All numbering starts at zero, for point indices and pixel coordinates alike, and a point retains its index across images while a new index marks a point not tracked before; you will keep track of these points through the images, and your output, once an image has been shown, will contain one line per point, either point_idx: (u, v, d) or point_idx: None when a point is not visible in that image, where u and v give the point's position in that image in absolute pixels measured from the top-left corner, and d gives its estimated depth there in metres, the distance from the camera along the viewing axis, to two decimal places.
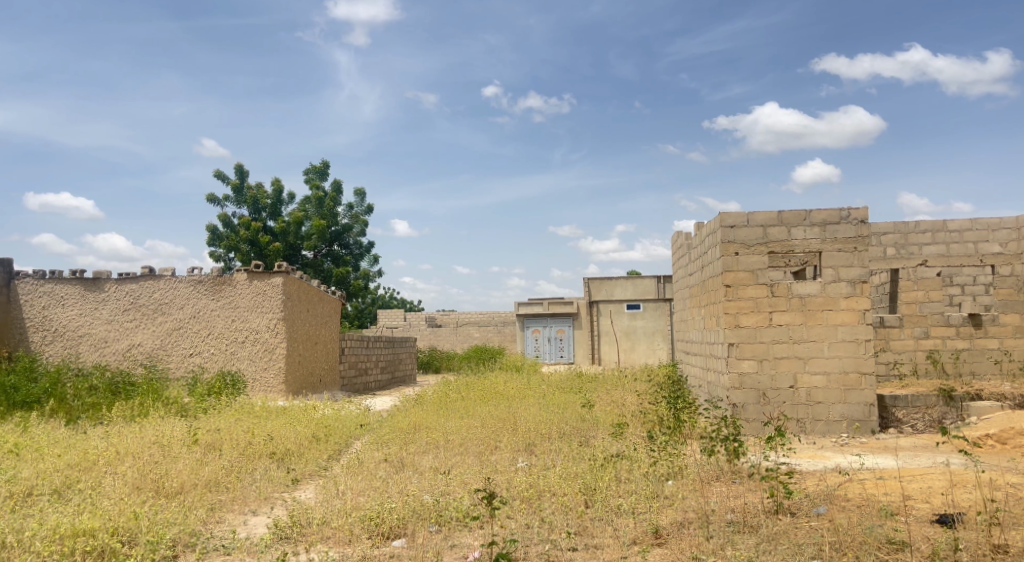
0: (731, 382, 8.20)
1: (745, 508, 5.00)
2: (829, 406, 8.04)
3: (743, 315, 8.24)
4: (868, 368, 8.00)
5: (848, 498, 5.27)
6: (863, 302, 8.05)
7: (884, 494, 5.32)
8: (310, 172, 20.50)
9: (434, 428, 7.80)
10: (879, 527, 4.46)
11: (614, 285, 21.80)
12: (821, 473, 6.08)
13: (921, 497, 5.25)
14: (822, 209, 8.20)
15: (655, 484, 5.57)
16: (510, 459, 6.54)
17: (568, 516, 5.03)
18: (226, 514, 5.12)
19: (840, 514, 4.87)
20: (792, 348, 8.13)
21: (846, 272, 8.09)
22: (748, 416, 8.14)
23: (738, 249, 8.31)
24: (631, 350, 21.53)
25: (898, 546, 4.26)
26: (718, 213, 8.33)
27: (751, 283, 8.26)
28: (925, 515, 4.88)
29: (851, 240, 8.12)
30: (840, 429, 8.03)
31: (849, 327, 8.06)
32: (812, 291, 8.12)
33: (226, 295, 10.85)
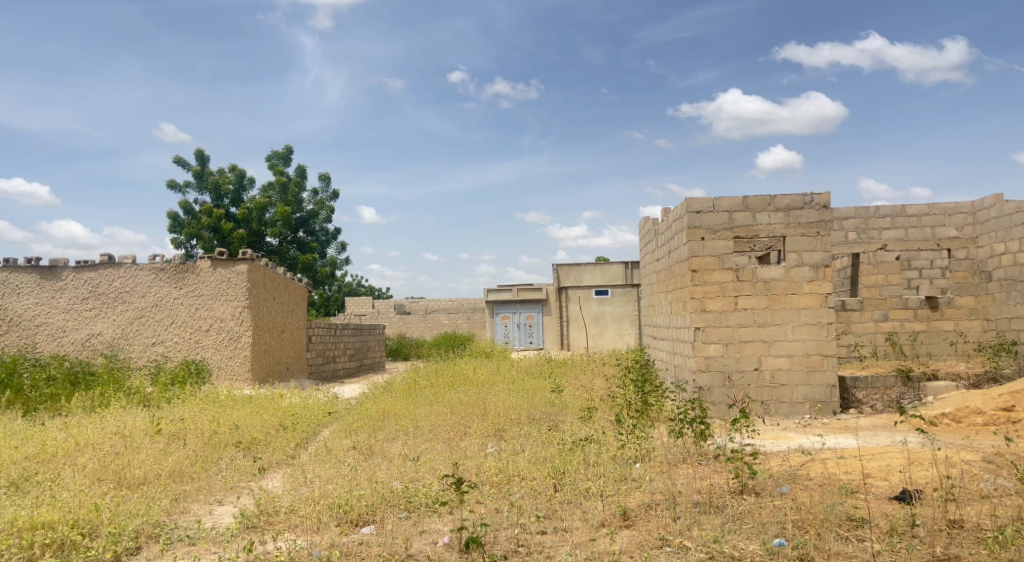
0: (697, 365, 8.31)
1: (711, 489, 5.08)
2: (792, 388, 8.20)
3: (709, 299, 8.35)
4: (830, 351, 8.16)
5: (811, 478, 5.38)
6: (826, 286, 8.20)
7: (845, 473, 5.44)
8: (273, 157, 20.18)
9: (403, 416, 7.77)
10: (840, 505, 4.57)
11: (584, 271, 21.88)
12: (784, 454, 6.20)
13: (880, 475, 5.39)
14: (786, 194, 8.31)
15: (623, 467, 5.62)
16: (479, 445, 6.55)
17: (537, 499, 5.06)
18: (190, 505, 5.04)
19: (802, 493, 4.98)
20: (756, 331, 8.26)
21: (809, 256, 8.23)
22: (714, 399, 8.27)
23: (704, 234, 8.40)
24: (599, 335, 21.76)
25: (857, 523, 4.37)
26: (685, 199, 8.41)
27: (717, 268, 8.37)
28: (884, 492, 5.01)
29: (813, 225, 8.25)
30: (803, 410, 8.20)
31: (811, 310, 8.21)
32: (776, 275, 8.26)
33: (189, 282, 10.65)
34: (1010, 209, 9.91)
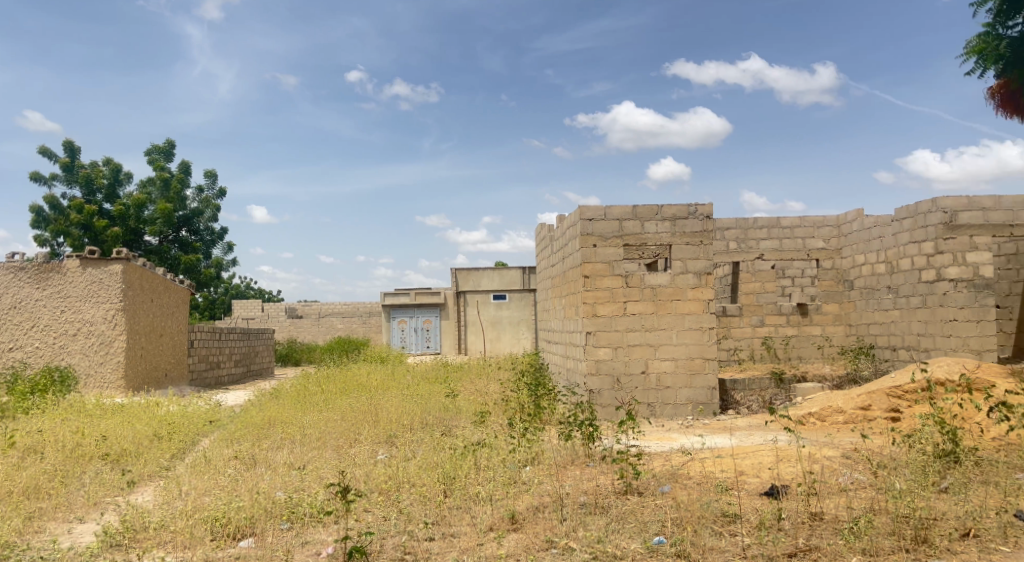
0: (588, 369, 8.50)
1: (596, 490, 5.20)
2: (676, 390, 8.53)
3: (600, 304, 8.56)
4: (711, 354, 8.54)
5: (690, 476, 5.61)
6: (708, 292, 8.58)
7: (721, 472, 5.71)
8: (152, 151, 19.09)
9: (290, 423, 7.51)
10: (715, 502, 4.79)
11: (482, 275, 21.92)
12: (667, 454, 6.43)
13: (752, 472, 5.69)
14: (672, 204, 8.65)
15: (513, 471, 5.66)
16: (369, 452, 6.43)
17: (426, 506, 5.01)
18: (47, 524, 4.67)
19: (681, 491, 5.18)
20: (644, 336, 8.54)
21: (693, 264, 8.60)
22: (603, 402, 8.48)
23: (596, 241, 8.61)
24: (496, 340, 21.88)
25: (730, 519, 4.59)
26: (578, 206, 8.59)
27: (608, 274, 8.59)
28: (755, 488, 5.29)
29: (697, 234, 8.62)
30: (686, 411, 8.54)
31: (695, 316, 8.57)
32: (663, 282, 8.58)
33: (54, 282, 9.91)
34: (870, 222, 10.72)
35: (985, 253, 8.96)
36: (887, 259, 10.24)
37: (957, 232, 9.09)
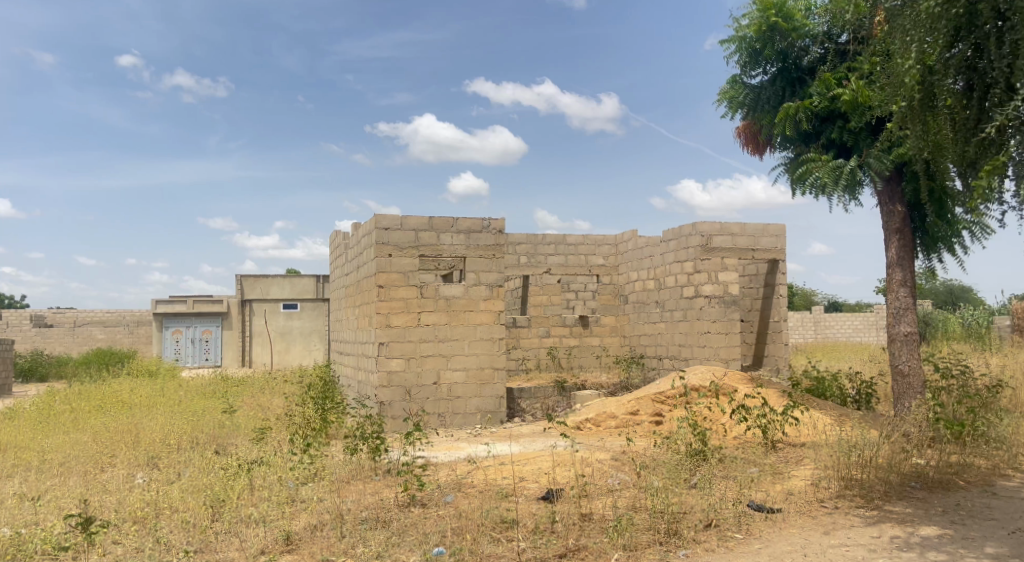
0: (379, 380, 8.37)
1: (378, 505, 5.11)
2: (466, 400, 8.67)
3: (393, 315, 8.47)
4: (500, 364, 8.80)
5: (473, 485, 5.71)
6: (499, 304, 8.84)
7: (502, 479, 5.89)
8: None
9: (27, 448, 6.57)
10: (495, 509, 4.92)
11: (271, 283, 20.88)
12: (452, 464, 6.50)
13: (531, 478, 5.93)
14: (467, 218, 8.81)
15: (291, 489, 5.39)
16: (125, 477, 5.80)
17: (189, 533, 4.62)
18: None
19: (464, 501, 5.26)
20: (436, 346, 8.59)
21: (486, 276, 8.82)
22: (393, 413, 8.40)
23: (391, 251, 8.53)
24: (284, 351, 20.87)
25: (508, 525, 4.74)
26: (373, 215, 8.46)
27: (403, 284, 8.54)
28: (534, 493, 5.52)
29: (490, 247, 8.86)
30: (474, 420, 8.71)
31: (486, 327, 8.78)
32: (456, 293, 8.70)
33: None
34: (642, 242, 11.72)
35: (734, 273, 10.15)
36: (655, 276, 11.24)
37: (712, 254, 10.18)
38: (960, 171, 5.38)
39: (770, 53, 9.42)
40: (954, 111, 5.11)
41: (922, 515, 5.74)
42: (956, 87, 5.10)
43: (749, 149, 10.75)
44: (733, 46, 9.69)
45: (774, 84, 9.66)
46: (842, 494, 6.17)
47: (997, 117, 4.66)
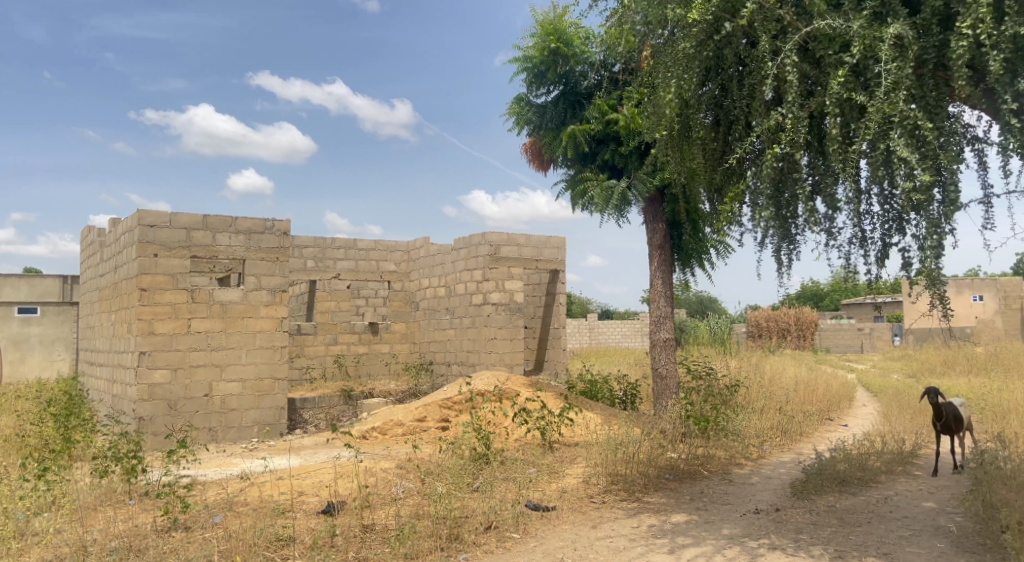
0: (138, 394, 7.63)
1: (133, 532, 4.60)
2: (242, 412, 8.15)
3: (158, 321, 7.77)
4: (282, 374, 8.38)
5: (246, 503, 5.36)
6: (282, 310, 8.45)
7: (279, 494, 5.59)
8: None
9: None
10: (269, 527, 4.64)
11: (5, 283, 18.16)
12: (222, 482, 6.06)
13: (311, 491, 5.71)
14: (247, 218, 8.34)
15: (20, 522, 4.67)
16: None
17: None
18: None
19: (235, 520, 4.91)
20: (208, 355, 8.00)
21: (267, 280, 8.41)
22: (154, 430, 7.69)
23: (156, 251, 7.83)
24: (20, 362, 18.17)
25: (283, 543, 4.49)
26: (135, 211, 7.71)
27: (169, 288, 7.86)
28: (313, 508, 5.31)
29: (272, 250, 8.46)
30: (251, 434, 8.20)
31: (267, 334, 8.34)
32: (233, 299, 8.18)
33: None
34: (434, 250, 11.83)
35: (519, 281, 10.53)
36: (445, 283, 11.38)
37: (499, 262, 10.53)
38: (709, 196, 6.08)
39: (553, 75, 9.97)
40: (705, 142, 5.75)
41: (674, 504, 6.35)
42: (706, 122, 5.72)
43: (534, 165, 11.26)
44: (519, 65, 10.11)
45: (556, 104, 10.22)
46: (608, 489, 6.64)
47: (737, 150, 5.32)
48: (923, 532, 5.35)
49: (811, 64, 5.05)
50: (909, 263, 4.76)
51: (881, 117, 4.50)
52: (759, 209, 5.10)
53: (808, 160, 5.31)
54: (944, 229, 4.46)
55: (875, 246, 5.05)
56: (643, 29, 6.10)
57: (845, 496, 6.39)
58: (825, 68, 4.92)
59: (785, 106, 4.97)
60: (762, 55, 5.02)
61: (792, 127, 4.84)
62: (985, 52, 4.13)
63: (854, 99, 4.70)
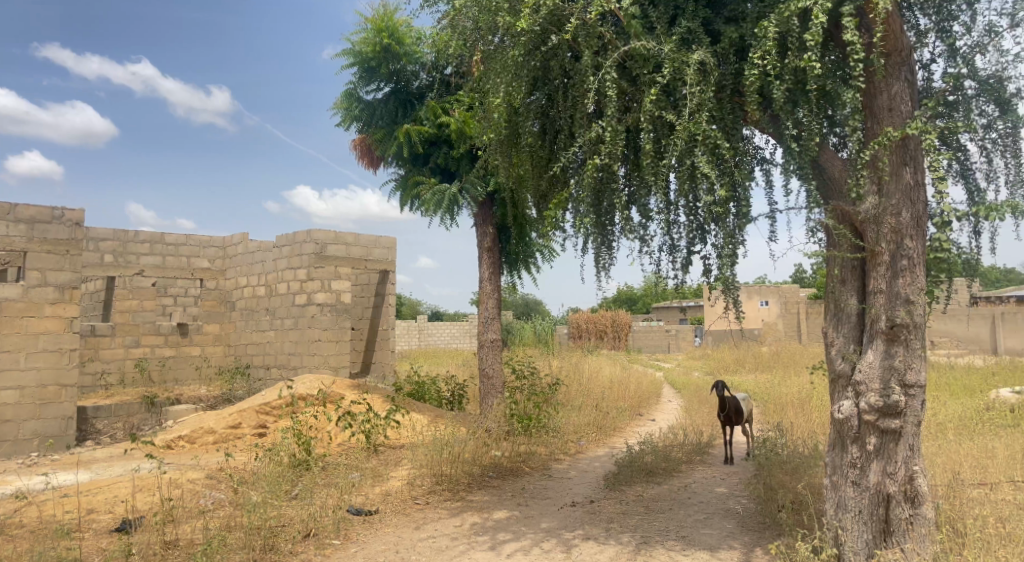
0: None
1: None
2: (19, 423, 7.80)
3: None
4: (68, 379, 8.10)
5: (23, 525, 4.79)
6: (70, 309, 8.19)
7: (64, 513, 5.05)
8: None
9: None
10: (51, 549, 4.18)
11: None
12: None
13: (103, 509, 5.24)
14: (30, 208, 8.07)
15: None
16: None
17: None
18: None
19: (8, 544, 4.37)
20: None
21: (54, 276, 8.13)
22: None
23: None
24: None
25: None
26: None
27: None
28: (105, 527, 4.87)
29: (62, 242, 8.23)
30: (31, 446, 7.87)
31: (52, 336, 8.05)
32: (12, 295, 7.84)
33: None
34: (253, 246, 11.23)
35: (346, 282, 10.28)
36: (266, 282, 10.84)
37: (326, 262, 10.20)
38: (536, 202, 6.29)
39: (384, 72, 9.84)
40: (532, 149, 5.95)
41: (495, 501, 6.50)
42: (534, 129, 5.92)
43: (364, 162, 11.05)
44: (349, 60, 9.88)
45: (387, 102, 10.09)
46: (432, 490, 6.66)
47: (562, 159, 5.54)
48: (715, 516, 5.88)
49: (628, 81, 5.37)
50: (708, 270, 5.21)
51: (687, 135, 4.88)
52: (581, 216, 5.35)
53: (625, 171, 5.65)
54: (738, 240, 4.93)
55: (681, 254, 5.47)
56: (474, 34, 6.18)
57: (651, 485, 6.87)
58: (640, 86, 5.26)
59: (604, 119, 5.25)
60: (585, 68, 5.27)
61: (611, 140, 5.13)
62: (771, 82, 4.61)
63: (664, 117, 5.06)
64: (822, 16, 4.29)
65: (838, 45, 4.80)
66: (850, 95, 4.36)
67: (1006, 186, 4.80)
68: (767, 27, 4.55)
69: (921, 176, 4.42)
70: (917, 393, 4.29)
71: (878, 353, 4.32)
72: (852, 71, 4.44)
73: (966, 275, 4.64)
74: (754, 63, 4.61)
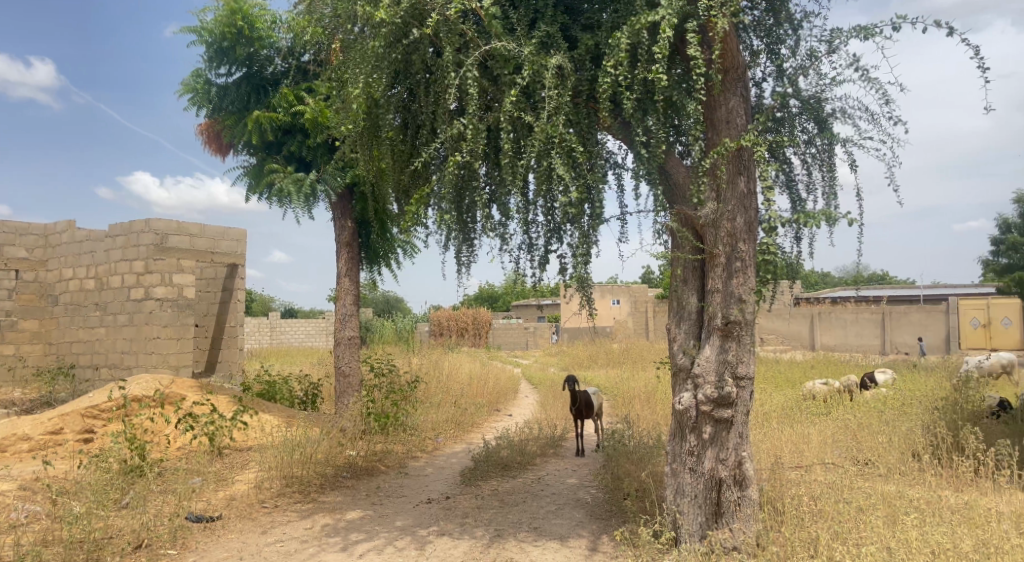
0: None
1: None
2: None
3: None
4: None
5: None
6: None
7: None
8: None
9: None
10: None
11: None
12: None
13: None
14: None
15: None
16: None
17: None
18: None
19: None
20: None
21: None
22: None
23: None
24: None
25: None
26: None
27: None
28: None
29: None
30: None
31: None
32: None
33: None
34: (80, 235, 10.31)
35: (190, 276, 9.63)
36: (97, 275, 9.97)
37: (166, 254, 9.52)
38: (396, 197, 6.19)
39: (235, 55, 9.31)
40: (393, 143, 5.86)
41: (349, 501, 6.35)
42: (395, 123, 5.83)
43: (211, 149, 10.42)
44: (196, 39, 9.27)
45: (238, 86, 9.57)
46: (281, 493, 6.40)
47: (422, 155, 5.49)
48: (566, 506, 6.06)
49: (489, 80, 5.41)
50: (565, 268, 5.37)
51: (545, 136, 4.99)
52: (442, 213, 5.33)
53: (486, 170, 5.70)
54: (592, 240, 5.11)
55: (539, 253, 5.59)
56: (333, 22, 5.98)
57: (505, 479, 6.98)
58: (501, 86, 5.31)
59: (465, 116, 5.26)
60: (446, 65, 5.25)
61: (472, 138, 5.15)
62: (623, 90, 4.81)
63: (523, 118, 5.15)
64: (668, 31, 4.52)
65: (683, 60, 5.08)
66: (692, 107, 4.63)
67: (823, 196, 5.32)
68: (620, 38, 4.73)
69: (753, 185, 4.78)
70: (746, 385, 4.64)
71: (714, 348, 4.63)
72: (695, 85, 4.72)
73: (789, 276, 5.09)
74: (607, 70, 4.78)
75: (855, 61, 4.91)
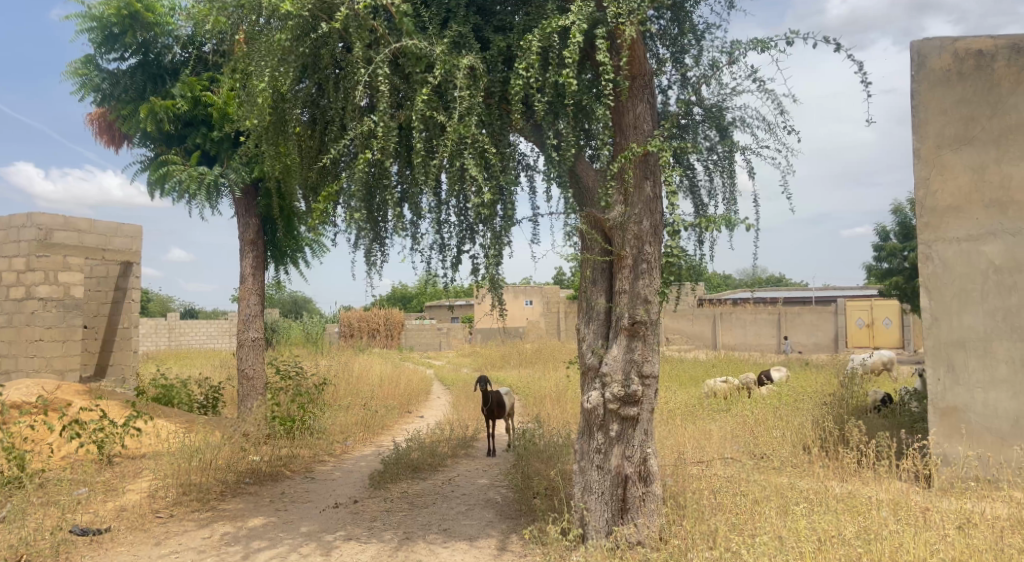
0: None
1: None
2: None
3: None
4: None
5: None
6: None
7: None
8: None
9: None
10: None
11: None
12: None
13: None
14: None
15: None
16: None
17: None
18: None
19: None
20: None
21: None
22: None
23: None
24: None
25: None
26: None
27: None
28: None
29: None
30: None
31: None
32: None
33: None
34: None
35: (78, 274, 9.06)
36: None
37: (51, 251, 8.94)
38: (304, 194, 6.02)
39: (129, 40, 8.83)
40: (300, 139, 5.69)
41: (251, 508, 6.13)
42: (303, 118, 5.67)
43: (103, 140, 9.85)
44: (86, 24, 8.75)
45: (132, 74, 9.08)
46: (177, 501, 6.11)
47: (331, 152, 5.36)
48: (475, 507, 6.06)
49: (400, 78, 5.34)
50: (477, 269, 5.37)
51: (457, 137, 4.95)
52: (351, 211, 5.21)
53: (396, 169, 5.62)
54: (504, 241, 5.13)
55: (451, 253, 5.57)
56: (236, 12, 5.77)
57: (416, 481, 6.92)
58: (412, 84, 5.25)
59: (376, 114, 5.17)
60: (356, 61, 5.14)
61: (383, 136, 5.07)
62: (535, 92, 4.84)
63: (435, 117, 5.10)
64: (578, 36, 4.59)
65: (592, 65, 5.19)
66: (602, 112, 4.71)
67: (724, 202, 5.54)
68: (531, 41, 4.76)
69: (659, 189, 4.92)
70: (651, 383, 4.77)
71: (621, 347, 4.73)
72: (603, 90, 4.81)
73: (692, 279, 5.26)
74: (519, 72, 4.79)
75: (753, 72, 5.13)
